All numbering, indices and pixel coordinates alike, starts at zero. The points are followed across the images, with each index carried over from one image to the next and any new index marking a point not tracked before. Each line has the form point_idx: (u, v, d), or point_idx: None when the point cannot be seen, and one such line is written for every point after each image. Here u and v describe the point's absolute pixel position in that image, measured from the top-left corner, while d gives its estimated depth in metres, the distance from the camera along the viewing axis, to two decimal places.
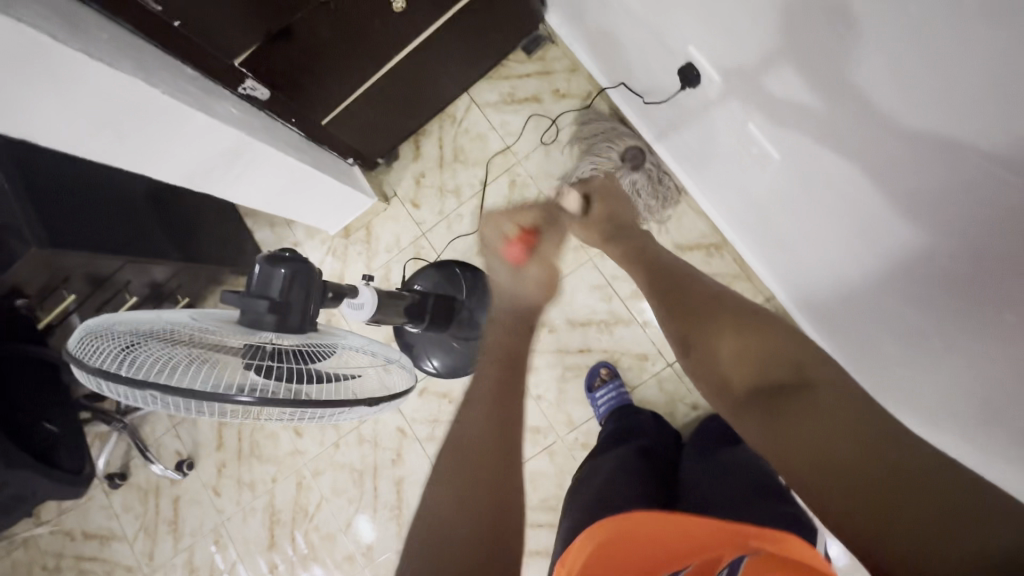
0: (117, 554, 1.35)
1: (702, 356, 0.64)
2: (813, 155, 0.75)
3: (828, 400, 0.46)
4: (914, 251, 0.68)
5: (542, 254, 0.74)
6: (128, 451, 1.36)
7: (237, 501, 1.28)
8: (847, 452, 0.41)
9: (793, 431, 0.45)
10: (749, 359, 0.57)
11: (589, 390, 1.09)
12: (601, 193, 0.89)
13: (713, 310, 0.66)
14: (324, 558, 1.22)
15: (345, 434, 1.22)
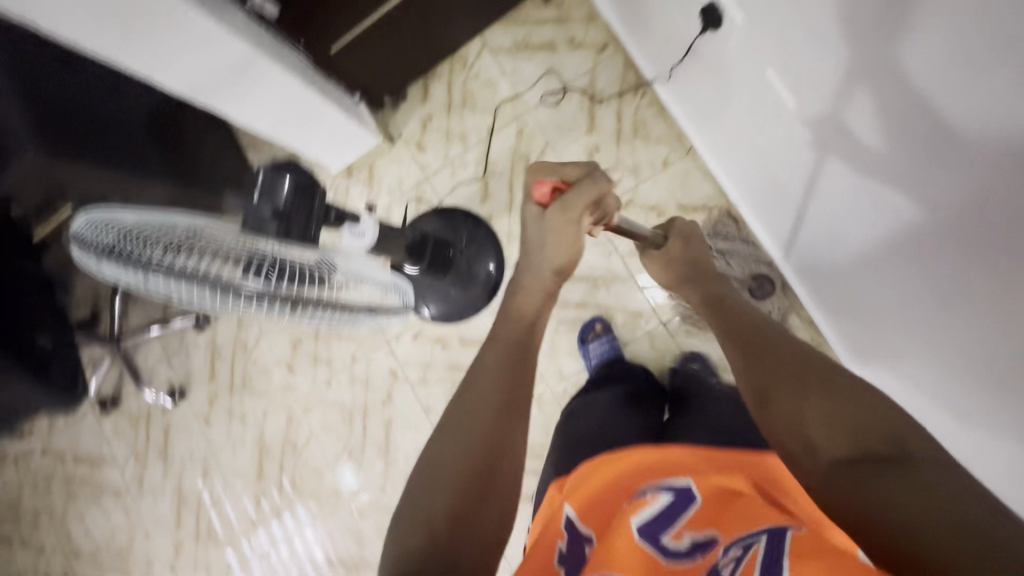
0: (106, 477, 1.37)
1: (777, 421, 0.55)
2: (849, 147, 0.68)
3: (925, 472, 0.41)
4: (942, 255, 0.62)
5: (573, 202, 0.70)
6: (119, 378, 1.37)
7: (227, 432, 1.30)
8: (922, 509, 0.39)
9: (876, 491, 0.42)
10: (852, 431, 0.49)
11: (580, 342, 1.10)
12: (680, 233, 0.85)
13: (792, 359, 0.59)
14: (311, 491, 1.24)
15: (337, 372, 1.23)
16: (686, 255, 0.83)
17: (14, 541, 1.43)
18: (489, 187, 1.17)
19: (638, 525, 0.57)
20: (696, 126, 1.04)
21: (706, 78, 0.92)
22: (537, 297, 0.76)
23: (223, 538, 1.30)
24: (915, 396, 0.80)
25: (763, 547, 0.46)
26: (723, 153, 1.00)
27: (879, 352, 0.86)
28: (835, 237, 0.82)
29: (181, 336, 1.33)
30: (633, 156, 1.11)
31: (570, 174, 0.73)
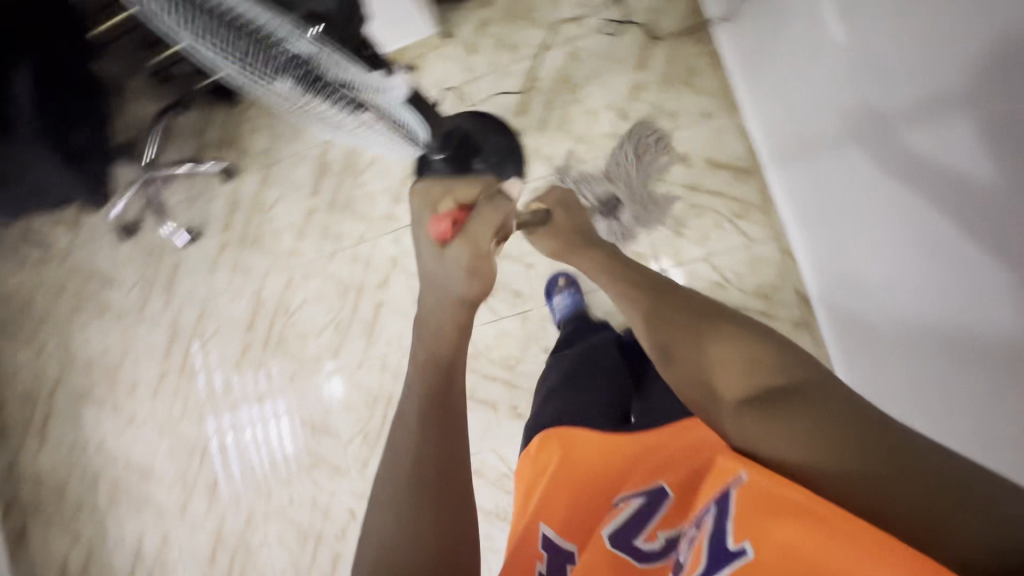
0: (112, 299, 1.46)
1: (682, 378, 0.51)
2: (867, 149, 0.70)
3: (824, 402, 0.39)
4: (911, 266, 0.66)
5: (476, 230, 0.64)
6: (142, 209, 1.43)
7: (229, 282, 1.36)
8: (830, 438, 0.37)
9: (785, 437, 0.39)
10: (745, 368, 0.46)
11: (546, 295, 1.15)
12: (562, 202, 0.81)
13: (690, 321, 0.55)
14: (293, 352, 1.31)
15: (342, 248, 1.28)
16: (574, 224, 0.78)
17: (18, 337, 1.54)
18: (527, 103, 1.18)
19: (611, 534, 0.56)
20: (746, 83, 1.03)
21: (763, 19, 0.90)
22: (451, 336, 0.61)
23: (204, 377, 1.38)
24: (880, 386, 0.80)
25: (710, 519, 0.44)
26: (763, 109, 0.99)
27: (851, 335, 0.88)
28: (843, 230, 0.83)
29: (207, 183, 1.39)
30: (675, 102, 1.11)
31: (461, 198, 0.70)
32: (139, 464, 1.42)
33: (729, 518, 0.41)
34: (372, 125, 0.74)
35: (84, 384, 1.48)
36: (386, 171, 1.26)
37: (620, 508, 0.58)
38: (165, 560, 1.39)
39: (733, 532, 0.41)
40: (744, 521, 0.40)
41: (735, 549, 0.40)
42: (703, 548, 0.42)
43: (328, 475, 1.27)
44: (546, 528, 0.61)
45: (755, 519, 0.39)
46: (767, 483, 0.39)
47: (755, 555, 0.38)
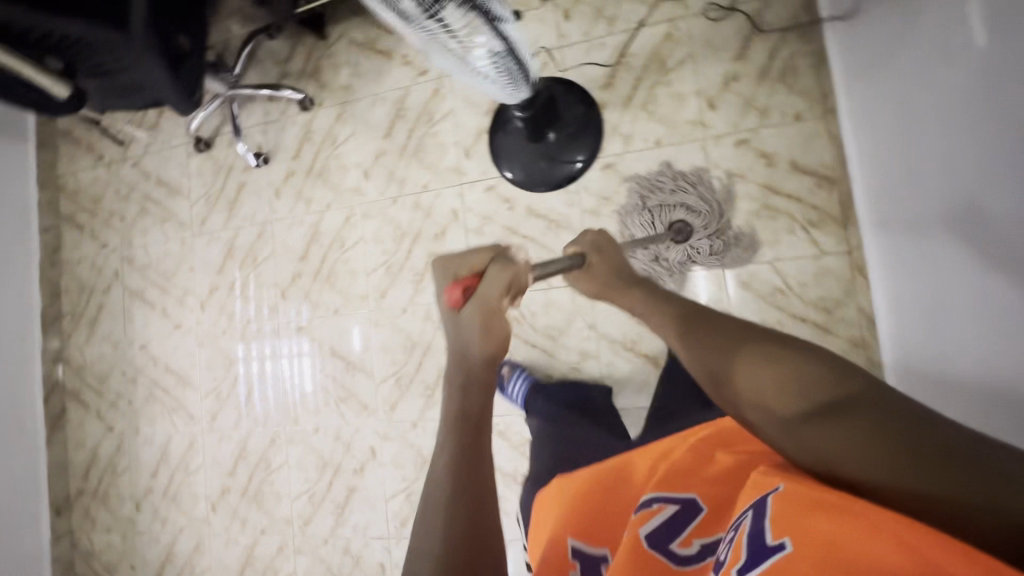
0: (176, 207, 1.51)
1: (730, 394, 0.53)
2: (966, 192, 0.68)
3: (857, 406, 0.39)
4: (993, 316, 0.66)
5: (486, 294, 0.66)
6: (218, 126, 1.47)
7: (291, 209, 1.39)
8: (860, 440, 0.38)
9: (824, 441, 0.40)
10: (784, 380, 0.47)
11: (500, 388, 1.18)
12: (594, 246, 0.82)
13: (731, 337, 0.57)
14: (341, 287, 1.33)
15: (405, 193, 1.29)
16: (611, 267, 0.80)
17: (85, 230, 1.61)
18: (615, 78, 1.15)
19: (647, 535, 0.57)
20: (847, 85, 0.99)
21: (881, 14, 0.85)
22: (473, 395, 0.62)
23: (252, 297, 1.42)
24: (943, 403, 0.79)
25: (748, 519, 0.43)
26: (863, 116, 0.94)
27: (912, 360, 0.88)
28: (931, 246, 0.79)
29: (282, 110, 1.41)
30: (769, 99, 1.07)
31: (477, 264, 0.71)
32: (178, 369, 1.48)
33: (766, 520, 0.41)
34: (483, 47, 0.77)
35: (138, 285, 1.54)
36: (461, 125, 1.26)
37: (653, 510, 0.59)
38: (188, 463, 1.45)
39: (773, 529, 0.40)
40: (783, 521, 0.39)
41: (774, 545, 0.38)
42: (741, 547, 0.41)
43: (356, 411, 1.30)
44: (577, 541, 0.65)
45: (791, 518, 0.39)
46: (808, 490, 0.40)
47: (792, 549, 0.37)
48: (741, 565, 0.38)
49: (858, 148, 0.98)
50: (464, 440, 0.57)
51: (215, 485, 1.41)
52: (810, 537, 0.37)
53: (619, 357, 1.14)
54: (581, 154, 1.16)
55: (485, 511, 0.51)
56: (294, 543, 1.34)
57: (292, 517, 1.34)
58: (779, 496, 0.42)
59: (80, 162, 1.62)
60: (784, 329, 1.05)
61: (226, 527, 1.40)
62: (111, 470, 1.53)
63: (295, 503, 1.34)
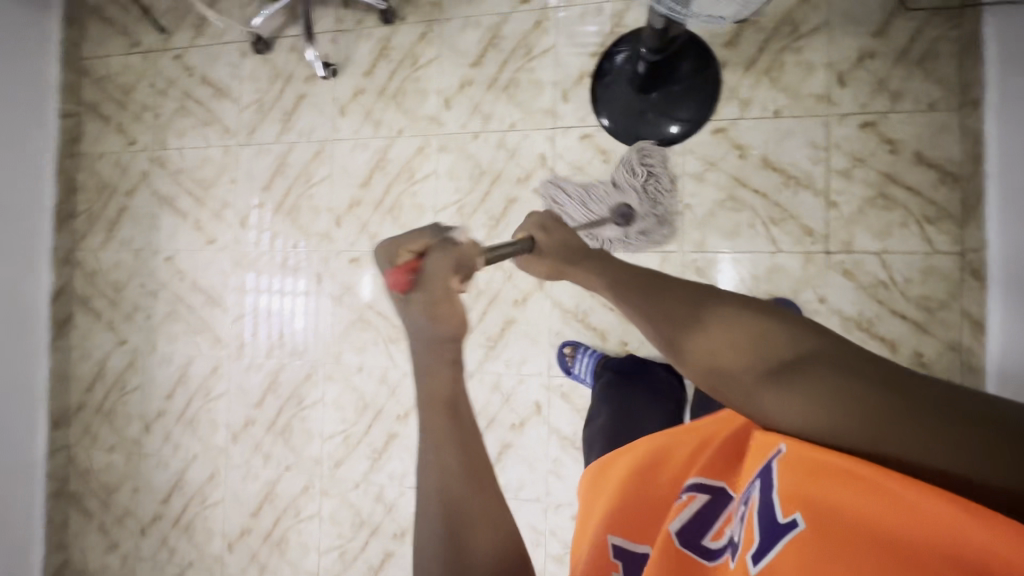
0: (222, 112, 1.37)
1: (702, 365, 0.47)
2: None
3: (837, 368, 0.39)
4: None
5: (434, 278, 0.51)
6: (281, 27, 1.33)
7: (356, 131, 1.28)
8: (859, 405, 0.37)
9: (809, 406, 0.40)
10: (749, 342, 0.45)
11: (565, 372, 1.12)
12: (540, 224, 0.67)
13: (688, 302, 0.50)
14: (404, 222, 1.24)
15: (490, 130, 1.19)
16: (569, 237, 0.66)
17: (110, 123, 1.45)
18: (741, 36, 1.08)
19: (677, 531, 0.51)
20: (1001, 78, 0.90)
21: None
22: (440, 370, 0.49)
23: (300, 219, 1.31)
24: None
25: (757, 491, 0.41)
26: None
27: None
28: None
29: (359, 19, 1.28)
30: (903, 82, 1.02)
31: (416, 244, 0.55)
32: (207, 287, 1.37)
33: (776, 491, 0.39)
34: None
35: (168, 191, 1.41)
36: (562, 64, 1.16)
37: (683, 501, 0.54)
38: (210, 389, 1.35)
39: (784, 507, 0.38)
40: (790, 493, 0.38)
41: (785, 523, 0.37)
42: (754, 525, 0.39)
43: (406, 354, 1.23)
44: (618, 538, 0.56)
45: (804, 494, 0.38)
46: (811, 451, 0.39)
47: (806, 528, 0.36)
48: (756, 550, 0.37)
49: (995, 143, 0.91)
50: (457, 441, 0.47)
51: (239, 415, 1.33)
52: (823, 513, 0.36)
53: None
54: (682, 118, 1.09)
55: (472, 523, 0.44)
56: (321, 484, 1.27)
57: (321, 457, 1.27)
58: (784, 462, 0.40)
59: (111, 45, 1.45)
60: (881, 323, 1.02)
61: (247, 460, 1.32)
62: (120, 386, 1.42)
63: (326, 443, 1.27)
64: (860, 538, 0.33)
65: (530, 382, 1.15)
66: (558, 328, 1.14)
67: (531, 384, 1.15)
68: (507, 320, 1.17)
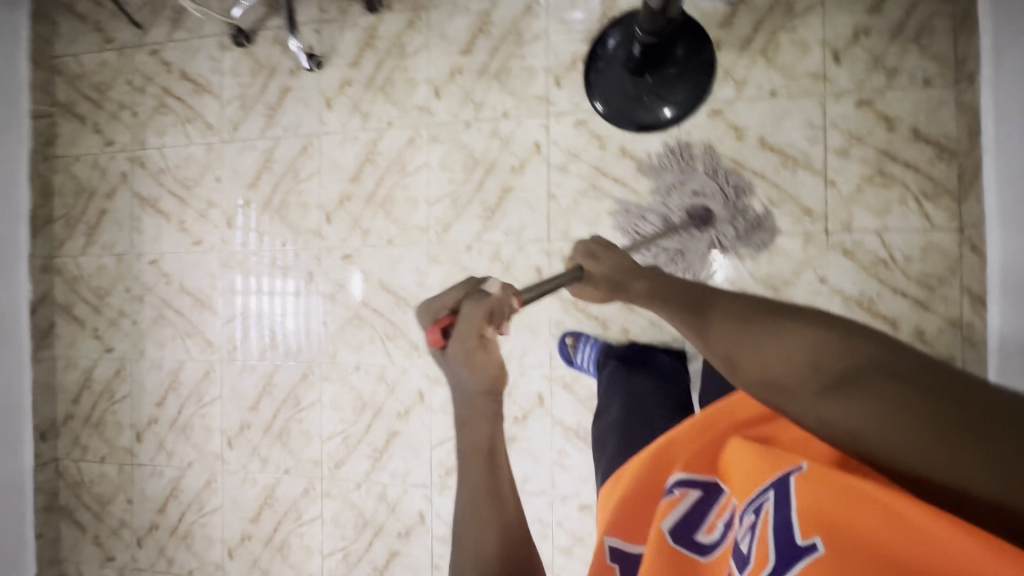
0: (204, 108, 1.33)
1: (754, 377, 0.47)
2: None
3: (892, 386, 0.37)
4: None
5: (464, 332, 0.59)
6: (262, 18, 1.28)
7: (344, 124, 1.24)
8: (917, 426, 0.36)
9: (864, 423, 0.39)
10: (804, 356, 0.43)
11: (568, 362, 1.11)
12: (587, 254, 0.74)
13: (740, 317, 0.50)
14: (397, 216, 1.21)
15: (482, 119, 1.17)
16: (611, 264, 0.71)
17: (86, 123, 1.40)
18: (735, 16, 1.06)
19: (669, 529, 0.54)
20: (997, 54, 0.89)
21: None
22: (480, 420, 0.58)
23: (289, 217, 1.27)
24: None
25: (771, 506, 0.45)
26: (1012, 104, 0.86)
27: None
28: None
29: (343, 8, 1.24)
30: (898, 59, 1.01)
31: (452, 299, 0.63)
32: (195, 290, 1.33)
33: (795, 517, 0.42)
34: None
35: (150, 191, 1.36)
36: (554, 49, 1.14)
37: (675, 498, 0.57)
38: (203, 394, 1.31)
39: (801, 528, 0.41)
40: (810, 518, 0.41)
41: (805, 545, 0.40)
42: (769, 541, 0.42)
43: (404, 351, 1.20)
44: (614, 539, 0.59)
45: (820, 516, 0.41)
46: (827, 474, 0.43)
47: (826, 550, 0.38)
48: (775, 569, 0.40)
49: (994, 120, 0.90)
50: (485, 476, 0.56)
51: (234, 420, 1.29)
52: (837, 531, 0.39)
53: None
54: (677, 102, 1.06)
55: (504, 553, 0.53)
56: (322, 486, 1.24)
57: (321, 459, 1.24)
58: (803, 482, 0.44)
59: (83, 42, 1.39)
60: (882, 302, 1.02)
61: (244, 465, 1.28)
62: (108, 395, 1.37)
63: (325, 444, 1.24)
64: (876, 555, 0.36)
65: (532, 373, 1.14)
66: (559, 318, 1.13)
67: (533, 376, 1.13)
68: None
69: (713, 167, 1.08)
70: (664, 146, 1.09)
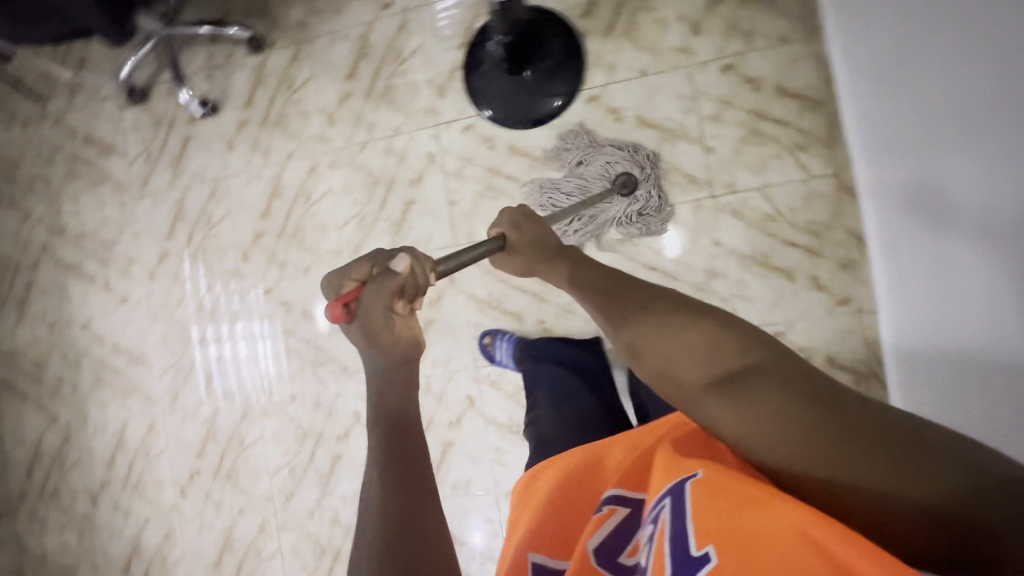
0: (112, 168, 1.35)
1: (655, 370, 0.50)
2: (985, 174, 0.63)
3: (780, 383, 0.42)
4: (1000, 311, 0.64)
5: (368, 309, 0.52)
6: (155, 73, 1.31)
7: (246, 163, 1.27)
8: (803, 428, 0.39)
9: (754, 421, 0.41)
10: (704, 353, 0.47)
11: (489, 360, 1.13)
12: (515, 222, 0.65)
13: (648, 310, 0.53)
14: (309, 244, 1.23)
15: (375, 138, 1.20)
16: (536, 235, 0.65)
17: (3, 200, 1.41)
18: (595, 4, 1.10)
19: (595, 547, 0.52)
20: (839, 22, 0.95)
21: None
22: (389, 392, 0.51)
23: (207, 262, 1.29)
24: (930, 376, 0.81)
25: (668, 513, 0.43)
26: (865, 92, 0.91)
27: (910, 333, 0.88)
28: (939, 213, 0.75)
29: (229, 52, 1.27)
30: (752, 21, 1.05)
31: (357, 274, 0.55)
32: (128, 347, 1.34)
33: (689, 523, 0.41)
34: None
35: (72, 258, 1.37)
36: (433, 61, 1.17)
37: (604, 515, 0.55)
38: (150, 448, 1.32)
39: (695, 537, 0.40)
40: (704, 526, 0.40)
41: (698, 555, 0.39)
42: (665, 555, 0.41)
43: (336, 374, 1.22)
44: (537, 556, 0.56)
45: (712, 525, 0.39)
46: (723, 481, 0.41)
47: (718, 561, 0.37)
48: None
49: (851, 84, 0.95)
50: (391, 457, 0.46)
51: (183, 469, 1.30)
52: (730, 540, 0.38)
53: None
54: (562, 95, 1.10)
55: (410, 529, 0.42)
56: (277, 520, 1.25)
57: (272, 493, 1.25)
58: (697, 488, 0.42)
59: None
60: (776, 255, 1.05)
61: (199, 512, 1.29)
62: (59, 464, 1.38)
63: (274, 478, 1.25)
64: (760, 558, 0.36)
65: (459, 377, 1.16)
66: (476, 319, 1.15)
67: (461, 379, 1.15)
68: (427, 321, 1.17)
69: (620, 139, 1.09)
70: (549, 138, 1.12)
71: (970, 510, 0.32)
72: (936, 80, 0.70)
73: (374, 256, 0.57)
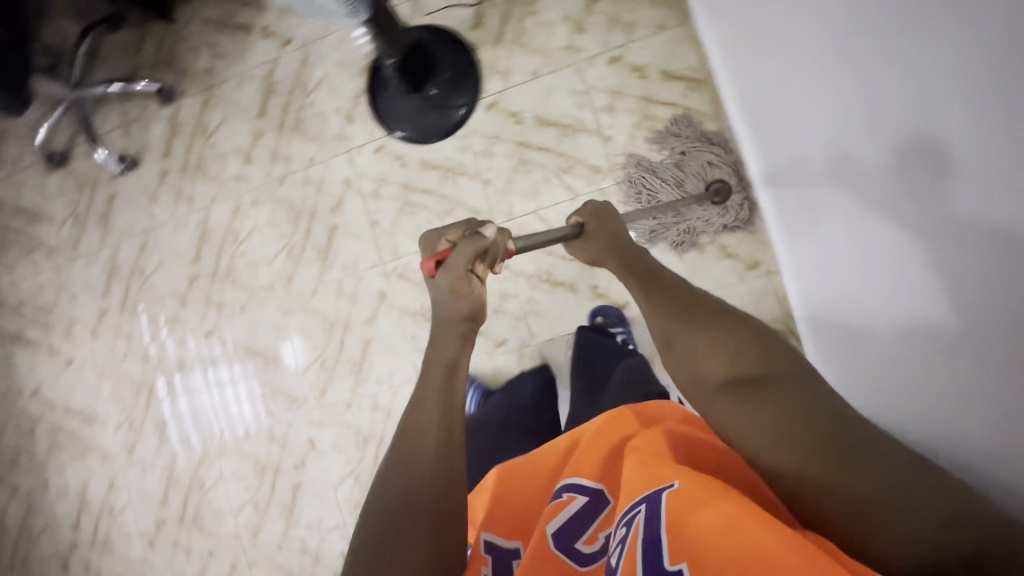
0: (42, 234, 1.36)
1: (681, 366, 0.57)
2: (862, 148, 0.65)
3: (792, 390, 0.48)
4: (893, 283, 0.65)
5: (454, 264, 0.66)
6: (72, 136, 1.33)
7: (172, 211, 1.29)
8: (807, 436, 0.44)
9: (761, 424, 0.47)
10: (728, 353, 0.54)
11: None
12: (595, 217, 0.77)
13: (682, 313, 0.60)
14: (242, 282, 1.25)
15: (293, 171, 1.23)
16: (609, 232, 0.75)
17: None
18: (483, 16, 1.14)
19: (554, 532, 0.53)
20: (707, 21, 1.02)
21: None
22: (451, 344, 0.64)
23: (147, 313, 1.31)
24: (841, 354, 0.82)
25: (642, 518, 0.45)
26: (739, 75, 0.95)
27: (816, 312, 0.91)
28: (824, 191, 0.77)
29: (143, 106, 1.30)
30: (631, 13, 1.10)
31: (453, 236, 0.70)
32: (80, 408, 1.35)
33: (665, 538, 0.42)
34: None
35: (15, 327, 1.38)
36: (337, 90, 1.21)
37: (563, 502, 0.55)
38: (114, 505, 1.33)
39: (670, 551, 0.41)
40: (678, 543, 0.41)
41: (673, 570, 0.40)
42: (637, 556, 0.42)
43: (284, 406, 1.24)
44: (489, 533, 0.59)
45: (690, 542, 0.41)
46: (695, 493, 0.43)
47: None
48: None
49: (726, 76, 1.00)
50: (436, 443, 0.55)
51: (148, 520, 1.31)
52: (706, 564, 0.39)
53: (538, 291, 1.14)
54: (466, 101, 1.15)
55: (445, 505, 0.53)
56: (247, 557, 1.26)
57: (238, 532, 1.26)
58: (673, 499, 0.44)
59: None
60: None
61: (170, 561, 1.29)
62: (26, 534, 1.38)
63: (238, 516, 1.26)
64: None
65: (404, 391, 1.18)
66: (412, 332, 1.18)
67: (406, 393, 1.18)
68: (365, 341, 1.20)
69: (615, 134, 1.11)
70: (457, 148, 1.16)
71: (946, 528, 0.38)
72: (806, 76, 0.73)
73: (468, 224, 0.72)
